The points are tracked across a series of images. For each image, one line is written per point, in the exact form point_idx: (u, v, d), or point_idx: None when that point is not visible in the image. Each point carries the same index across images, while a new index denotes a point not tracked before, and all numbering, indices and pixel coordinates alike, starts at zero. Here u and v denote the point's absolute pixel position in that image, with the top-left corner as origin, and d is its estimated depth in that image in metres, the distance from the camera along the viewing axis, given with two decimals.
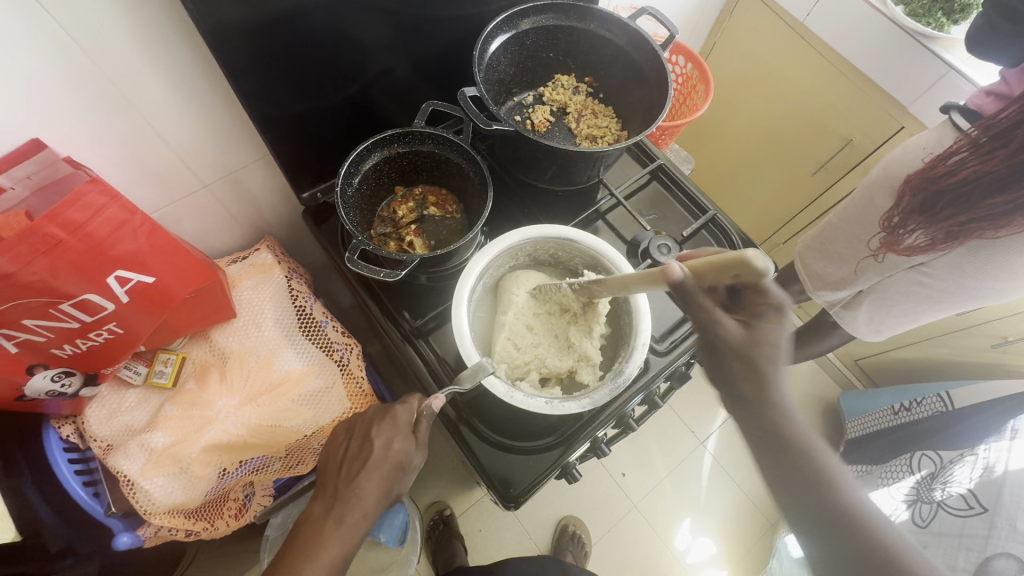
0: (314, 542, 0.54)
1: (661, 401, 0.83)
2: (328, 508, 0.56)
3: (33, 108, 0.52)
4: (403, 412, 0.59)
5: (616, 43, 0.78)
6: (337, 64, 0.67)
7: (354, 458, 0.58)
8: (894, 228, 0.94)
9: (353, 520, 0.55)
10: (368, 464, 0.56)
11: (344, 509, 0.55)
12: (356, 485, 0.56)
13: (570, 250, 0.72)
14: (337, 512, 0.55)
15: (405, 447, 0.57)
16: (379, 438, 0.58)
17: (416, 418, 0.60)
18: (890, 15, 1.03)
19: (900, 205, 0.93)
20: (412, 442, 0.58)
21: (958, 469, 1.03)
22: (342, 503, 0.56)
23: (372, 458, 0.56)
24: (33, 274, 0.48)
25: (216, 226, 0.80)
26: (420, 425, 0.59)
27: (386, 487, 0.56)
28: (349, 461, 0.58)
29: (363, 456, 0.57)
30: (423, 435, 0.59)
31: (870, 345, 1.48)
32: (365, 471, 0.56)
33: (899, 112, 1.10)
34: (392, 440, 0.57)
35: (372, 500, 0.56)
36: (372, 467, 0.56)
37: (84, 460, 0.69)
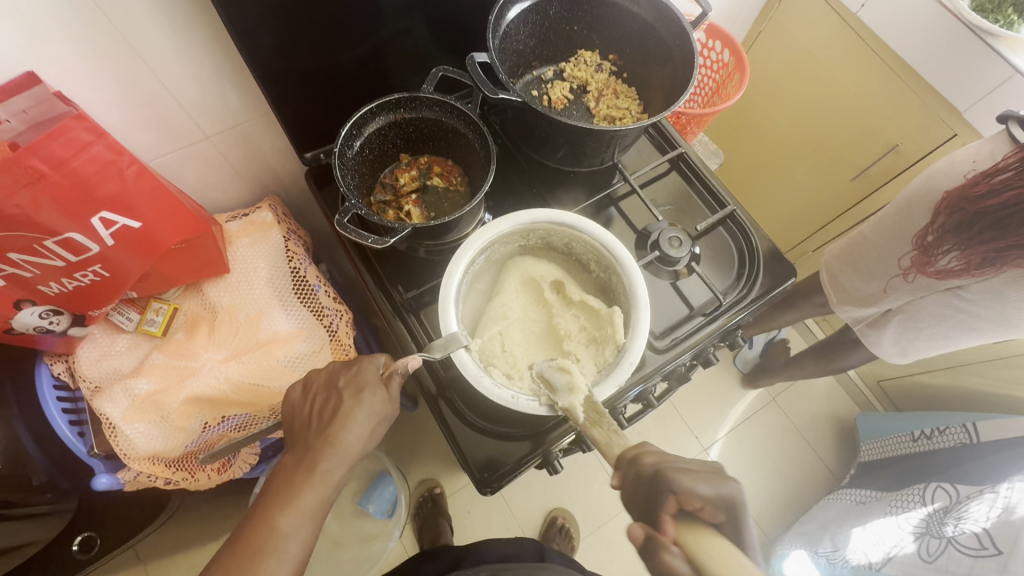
0: (289, 489, 0.51)
1: (657, 402, 0.79)
2: (300, 459, 0.52)
3: (29, 41, 0.51)
4: (373, 367, 0.57)
5: (644, 18, 0.73)
6: (346, 20, 0.65)
7: (326, 409, 0.55)
8: (928, 248, 0.88)
9: (329, 468, 0.52)
10: (341, 414, 0.53)
11: (319, 458, 0.52)
12: (332, 436, 0.52)
13: (584, 243, 0.67)
14: (309, 461, 0.52)
15: (378, 401, 0.55)
16: (349, 388, 0.55)
17: (387, 374, 0.57)
18: (953, 10, 0.95)
19: (935, 224, 0.87)
20: (382, 393, 0.55)
21: (974, 506, 0.97)
22: (315, 452, 0.52)
23: (344, 409, 0.54)
24: (15, 206, 0.48)
25: (218, 179, 0.79)
26: (391, 382, 0.57)
27: (363, 435, 0.53)
28: (318, 415, 0.55)
29: (333, 409, 0.54)
30: (395, 391, 0.57)
31: (894, 367, 1.41)
32: (339, 420, 0.53)
33: (953, 119, 1.02)
34: (362, 390, 0.55)
35: (352, 448, 0.53)
36: (345, 416, 0.53)
37: (73, 400, 0.70)
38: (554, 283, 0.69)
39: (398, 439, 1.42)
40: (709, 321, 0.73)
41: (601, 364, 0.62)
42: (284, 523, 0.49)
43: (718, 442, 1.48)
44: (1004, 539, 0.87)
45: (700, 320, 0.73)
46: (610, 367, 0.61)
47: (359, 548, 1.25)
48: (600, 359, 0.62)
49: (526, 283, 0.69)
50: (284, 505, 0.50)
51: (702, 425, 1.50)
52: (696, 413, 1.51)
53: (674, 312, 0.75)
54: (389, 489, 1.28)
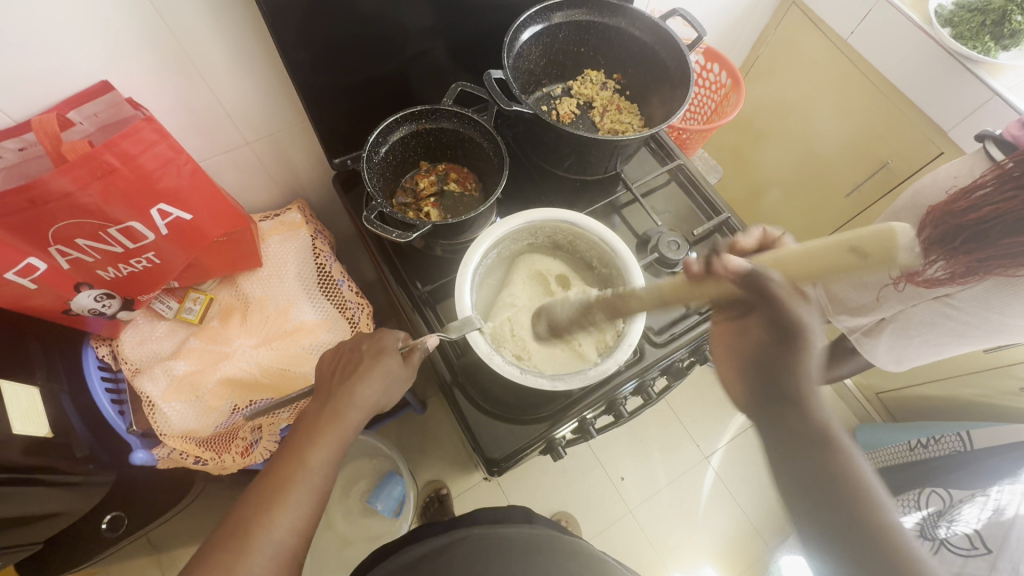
0: (312, 431, 0.56)
1: (657, 397, 0.83)
2: (322, 405, 0.58)
3: (107, 56, 0.59)
4: (393, 335, 0.62)
5: (645, 42, 0.80)
6: (377, 40, 0.72)
7: (350, 364, 0.61)
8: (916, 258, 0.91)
9: (348, 413, 0.57)
10: (362, 369, 0.59)
11: (340, 405, 0.57)
12: (351, 388, 0.58)
13: (587, 241, 0.73)
14: (331, 407, 0.57)
15: (394, 364, 0.60)
16: (369, 349, 0.61)
17: (407, 348, 0.62)
18: (935, 37, 1.01)
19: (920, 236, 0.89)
20: (399, 360, 0.60)
21: (966, 509, 1.00)
22: (335, 402, 0.58)
23: (365, 365, 0.59)
24: (88, 197, 0.55)
25: (253, 182, 0.86)
26: (413, 354, 0.61)
27: (378, 389, 0.58)
28: (341, 371, 0.60)
29: (354, 366, 0.60)
30: (414, 362, 0.61)
31: (891, 379, 1.44)
32: (358, 375, 0.58)
33: (940, 138, 1.07)
34: (380, 353, 0.60)
35: (369, 401, 0.58)
36: (364, 372, 0.58)
37: (114, 379, 0.76)
38: (558, 276, 0.76)
39: (407, 440, 1.47)
40: (705, 319, 0.79)
41: (602, 347, 0.68)
42: (311, 460, 0.55)
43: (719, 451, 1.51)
44: (993, 539, 0.90)
45: (696, 318, 0.78)
46: (610, 349, 0.66)
47: (367, 546, 1.28)
48: (602, 343, 0.68)
49: (534, 277, 0.75)
50: (308, 445, 0.55)
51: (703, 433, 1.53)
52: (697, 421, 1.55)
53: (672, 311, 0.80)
54: (398, 488, 1.29)
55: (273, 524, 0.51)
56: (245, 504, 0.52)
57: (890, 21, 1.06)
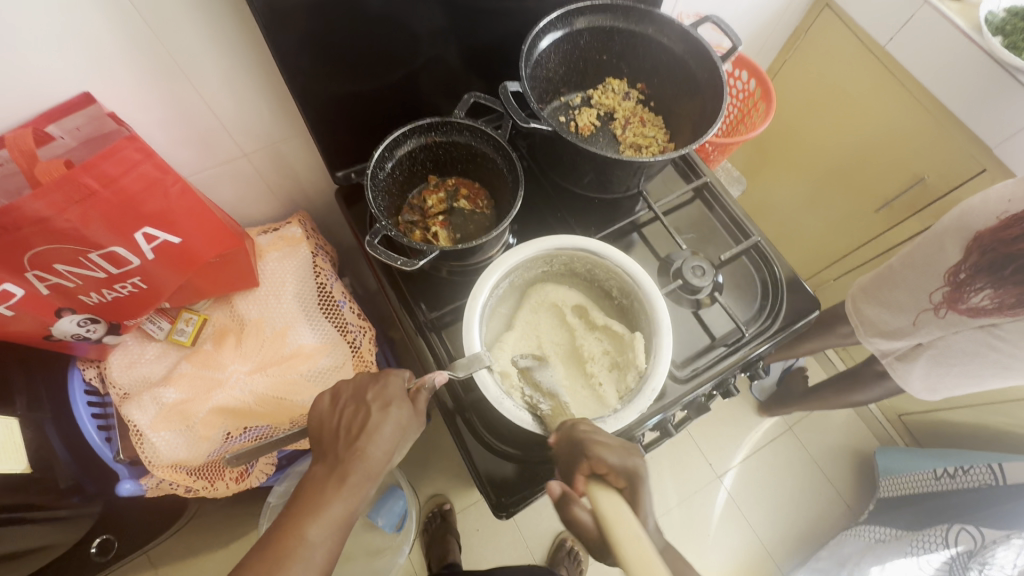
0: (318, 501, 0.52)
1: (675, 431, 0.78)
2: (330, 469, 0.54)
3: (89, 65, 0.54)
4: (399, 380, 0.59)
5: (674, 51, 0.74)
6: (384, 47, 0.67)
7: (355, 421, 0.57)
8: (960, 284, 0.85)
9: (357, 481, 0.53)
10: (369, 426, 0.55)
11: (349, 469, 0.53)
12: (360, 448, 0.54)
13: (607, 270, 0.68)
14: (340, 472, 0.53)
15: (404, 415, 0.57)
16: (376, 401, 0.57)
17: (414, 389, 0.60)
18: (985, 46, 0.95)
19: (965, 262, 0.84)
20: (408, 407, 0.58)
21: (1000, 551, 0.93)
22: (344, 465, 0.54)
23: (372, 422, 0.56)
24: (66, 222, 0.50)
25: (252, 194, 0.82)
26: (419, 397, 0.59)
27: (389, 448, 0.55)
28: (345, 429, 0.56)
29: (361, 421, 0.56)
30: (420, 406, 0.59)
31: (916, 402, 1.37)
32: (367, 433, 0.55)
33: (983, 154, 1.00)
34: (390, 404, 0.57)
35: (376, 461, 0.55)
36: (374, 429, 0.55)
37: (102, 405, 0.73)
38: (576, 307, 0.70)
39: (410, 452, 1.42)
40: (731, 352, 0.73)
41: (623, 389, 0.63)
42: (312, 533, 0.50)
43: (732, 470, 1.45)
44: None
45: (722, 350, 0.73)
46: (632, 394, 0.61)
47: (366, 563, 1.24)
48: (622, 385, 0.63)
49: (549, 308, 0.69)
50: (314, 515, 0.51)
51: (716, 452, 1.47)
52: (710, 439, 1.49)
53: (694, 342, 0.75)
54: (399, 503, 1.25)
55: None
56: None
57: (934, 28, 0.99)
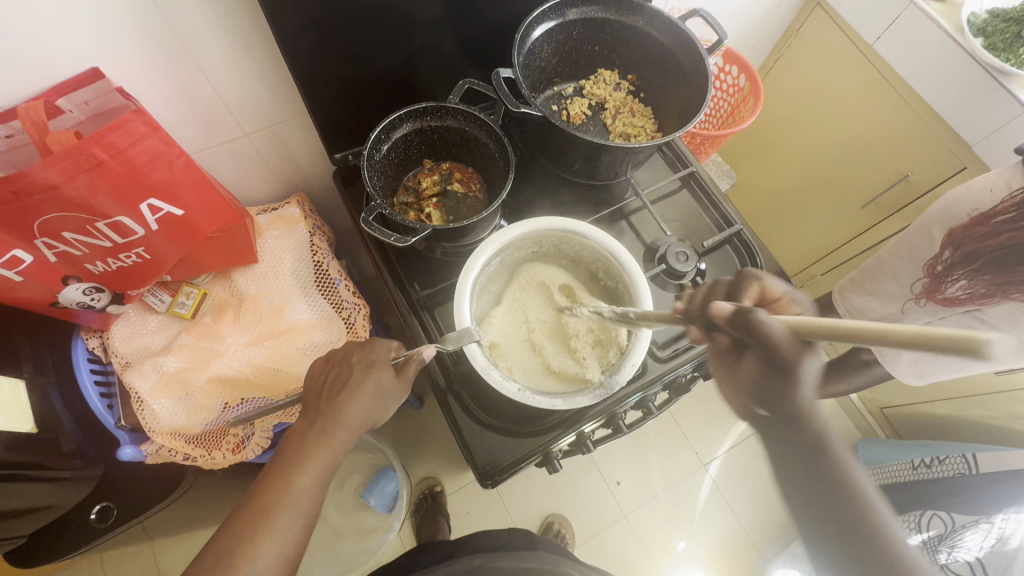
0: (299, 455, 0.55)
1: (657, 410, 0.81)
2: (310, 423, 0.57)
3: (98, 41, 0.56)
4: (385, 346, 0.63)
5: (662, 43, 0.77)
6: (382, 32, 0.69)
7: (337, 381, 0.60)
8: (939, 276, 0.86)
9: (337, 434, 0.57)
10: (352, 384, 0.59)
11: (328, 424, 0.57)
12: (341, 405, 0.57)
13: (593, 251, 0.71)
14: (320, 426, 0.57)
15: (386, 377, 0.60)
16: (360, 362, 0.61)
17: (403, 361, 0.62)
18: (967, 47, 0.97)
19: (941, 255, 0.86)
20: (392, 372, 0.61)
21: (969, 535, 0.98)
22: (323, 420, 0.57)
23: (354, 381, 0.59)
24: (75, 189, 0.53)
25: (252, 173, 0.84)
26: (408, 366, 0.62)
27: (369, 406, 0.58)
28: (330, 386, 0.60)
29: (344, 380, 0.59)
30: (408, 376, 0.61)
31: (896, 395, 1.40)
32: (349, 392, 0.58)
33: (963, 152, 1.03)
34: (372, 366, 0.60)
35: (357, 417, 0.58)
36: (355, 388, 0.58)
37: (104, 372, 0.76)
38: (563, 287, 0.73)
39: (403, 435, 1.45)
40: None
41: (606, 364, 0.66)
42: (297, 483, 0.54)
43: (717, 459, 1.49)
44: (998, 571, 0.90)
45: None
46: (614, 368, 0.64)
47: (359, 540, 1.27)
48: (604, 361, 0.66)
49: (538, 288, 0.73)
50: (294, 467, 0.55)
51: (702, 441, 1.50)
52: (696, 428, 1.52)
53: None
54: (391, 484, 1.28)
55: (260, 553, 0.50)
56: (229, 530, 0.51)
57: (919, 28, 1.02)
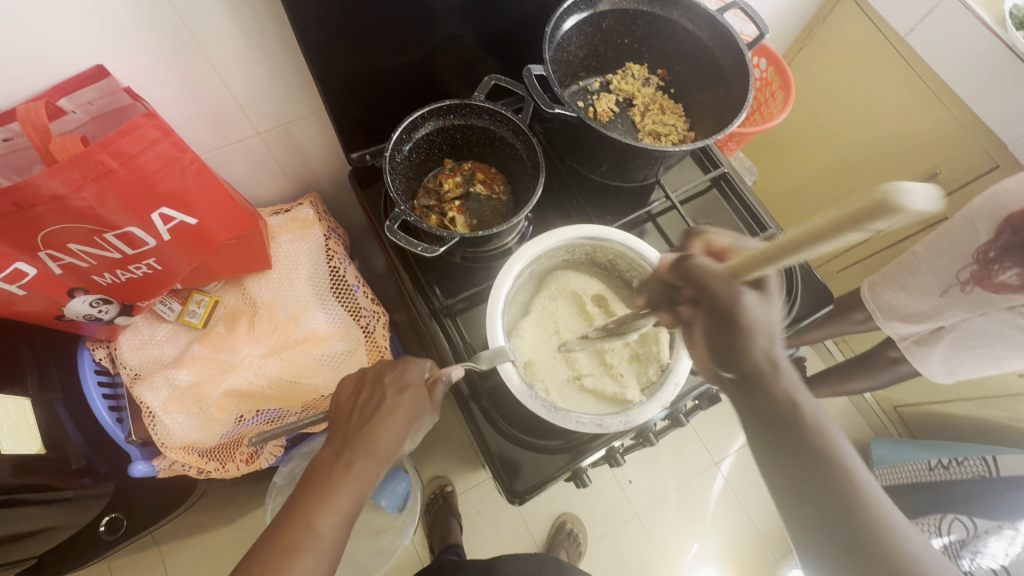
0: (325, 490, 0.52)
1: (685, 419, 0.78)
2: (338, 454, 0.55)
3: (104, 37, 0.52)
4: (418, 367, 0.60)
5: (698, 36, 0.72)
6: (403, 24, 0.64)
7: (367, 408, 0.57)
8: (988, 263, 0.85)
9: (365, 465, 0.54)
10: (381, 410, 0.56)
11: (357, 455, 0.54)
12: (370, 433, 0.55)
13: (630, 262, 0.67)
14: (348, 458, 0.54)
15: (418, 402, 0.57)
16: (391, 385, 0.58)
17: (431, 379, 0.59)
18: (1007, 41, 0.92)
19: (995, 241, 0.84)
20: (423, 395, 0.58)
21: (993, 541, 0.98)
22: (352, 450, 0.55)
23: (385, 406, 0.56)
24: (81, 200, 0.51)
25: (263, 173, 0.80)
26: (435, 388, 0.59)
27: (398, 434, 0.55)
28: (359, 410, 0.57)
29: (374, 406, 0.57)
30: (437, 398, 0.58)
31: (912, 395, 1.38)
32: (378, 418, 0.56)
33: (996, 149, 1.00)
34: (403, 390, 0.58)
35: (386, 446, 0.55)
36: (386, 413, 0.56)
37: (112, 384, 0.74)
38: (595, 296, 0.70)
39: None
40: None
41: (645, 381, 0.64)
42: (321, 522, 0.51)
43: (729, 457, 1.47)
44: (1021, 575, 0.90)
45: None
46: (654, 387, 0.61)
47: (369, 542, 1.23)
48: (644, 377, 0.64)
49: (569, 297, 0.70)
50: (320, 503, 0.52)
51: (714, 439, 1.48)
52: (709, 426, 1.50)
53: None
54: (402, 484, 1.22)
55: None
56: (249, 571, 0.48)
57: (956, 20, 0.97)
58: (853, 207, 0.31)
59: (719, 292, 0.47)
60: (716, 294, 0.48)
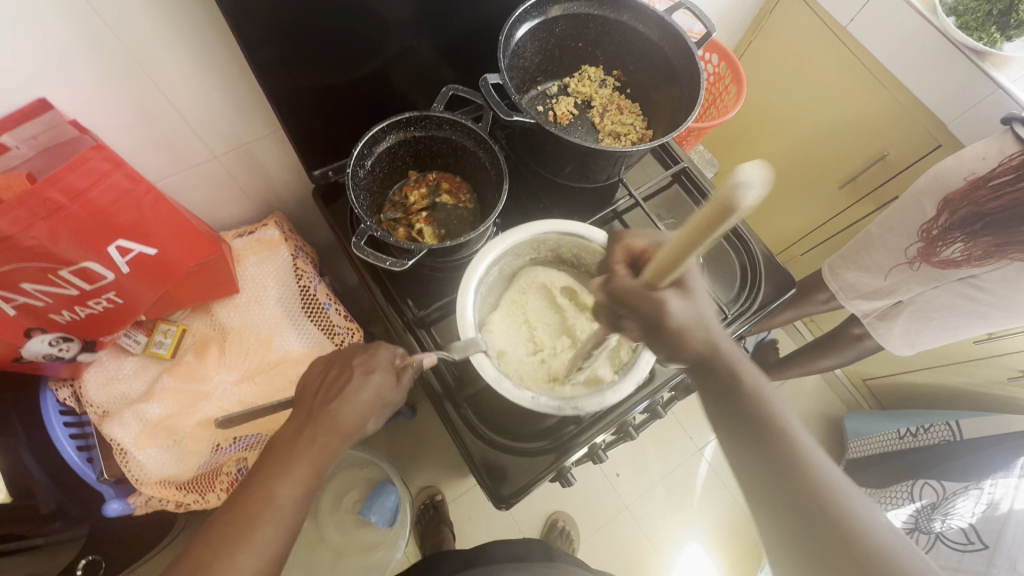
0: (285, 463, 0.52)
1: (664, 411, 0.79)
2: (300, 428, 0.54)
3: (41, 66, 0.51)
4: (388, 352, 0.58)
5: (649, 36, 0.74)
6: (356, 40, 0.64)
7: (333, 386, 0.56)
8: (934, 239, 0.89)
9: (326, 442, 0.53)
10: (347, 392, 0.55)
11: (319, 432, 0.53)
12: (332, 410, 0.54)
13: (596, 254, 0.68)
14: (310, 432, 0.53)
15: (386, 385, 0.56)
16: (360, 367, 0.56)
17: (402, 364, 0.58)
18: (938, 26, 0.97)
19: (940, 219, 0.88)
20: (392, 377, 0.57)
21: (960, 502, 1.01)
22: (315, 425, 0.53)
23: (351, 387, 0.55)
24: (32, 238, 0.50)
25: (225, 195, 0.79)
26: (405, 373, 0.57)
27: (362, 414, 0.54)
28: (325, 389, 0.56)
29: (341, 384, 0.56)
30: (406, 384, 0.57)
31: (880, 368, 1.42)
32: (342, 397, 0.54)
33: (938, 130, 1.04)
34: (371, 372, 0.56)
35: (349, 426, 0.54)
36: (351, 393, 0.54)
37: (79, 424, 0.74)
38: (564, 289, 0.72)
39: (397, 447, 1.41)
40: None
41: (617, 364, 0.64)
42: (280, 495, 0.51)
43: (711, 443, 1.50)
44: (988, 534, 0.94)
45: None
46: (626, 367, 0.62)
47: (361, 559, 1.20)
48: (616, 360, 0.64)
49: (540, 291, 0.72)
50: (279, 477, 0.51)
51: (696, 427, 1.52)
52: (689, 414, 1.53)
53: None
54: (391, 497, 1.21)
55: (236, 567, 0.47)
56: (208, 539, 0.49)
57: (892, 9, 1.01)
58: (709, 208, 0.38)
59: (642, 304, 0.50)
60: (642, 310, 0.51)
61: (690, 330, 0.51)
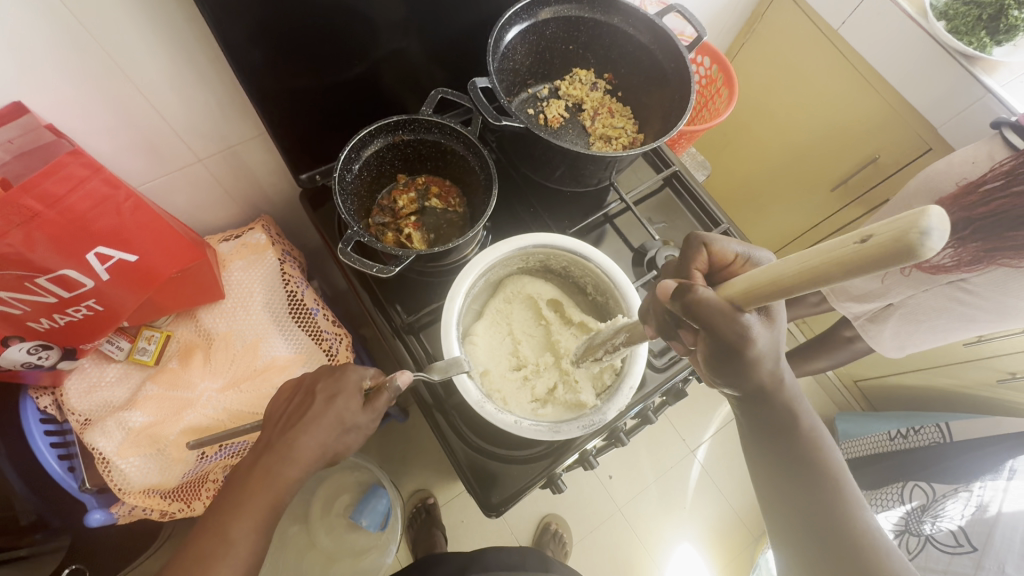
0: (241, 494, 0.51)
1: (655, 417, 0.77)
2: (259, 458, 0.53)
3: (16, 68, 0.50)
4: (356, 375, 0.57)
5: (640, 40, 0.74)
6: (342, 42, 0.63)
7: (295, 413, 0.55)
8: None
9: (284, 472, 0.52)
10: (306, 421, 0.54)
11: (276, 461, 0.52)
12: (291, 439, 0.53)
13: (584, 268, 0.68)
14: (268, 462, 0.52)
15: (352, 409, 0.55)
16: (321, 396, 0.55)
17: (374, 389, 0.57)
18: (929, 30, 0.97)
19: None
20: (358, 403, 0.55)
21: (950, 504, 1.02)
22: (272, 455, 0.53)
23: (311, 415, 0.54)
24: (8, 245, 0.49)
25: (211, 199, 0.78)
26: (377, 396, 0.56)
27: (322, 443, 0.53)
28: (288, 417, 0.55)
29: (303, 412, 0.55)
30: (376, 407, 0.56)
31: (871, 369, 1.43)
32: (302, 425, 0.54)
33: (928, 134, 1.05)
34: (334, 398, 0.55)
35: (309, 455, 0.53)
36: (311, 421, 0.53)
37: (61, 433, 0.73)
38: (551, 302, 0.72)
39: (388, 450, 1.40)
40: None
41: (600, 387, 0.65)
42: (236, 529, 0.50)
43: (704, 445, 1.50)
44: (976, 536, 0.93)
45: None
46: (610, 393, 0.62)
47: (352, 564, 1.19)
48: (599, 382, 0.65)
49: (525, 302, 0.71)
50: (235, 509, 0.51)
51: (688, 428, 1.52)
52: (682, 415, 1.53)
53: None
54: (383, 502, 1.20)
55: None
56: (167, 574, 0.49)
57: (883, 13, 1.01)
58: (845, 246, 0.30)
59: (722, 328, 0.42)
60: (721, 332, 0.43)
61: (765, 359, 0.46)
